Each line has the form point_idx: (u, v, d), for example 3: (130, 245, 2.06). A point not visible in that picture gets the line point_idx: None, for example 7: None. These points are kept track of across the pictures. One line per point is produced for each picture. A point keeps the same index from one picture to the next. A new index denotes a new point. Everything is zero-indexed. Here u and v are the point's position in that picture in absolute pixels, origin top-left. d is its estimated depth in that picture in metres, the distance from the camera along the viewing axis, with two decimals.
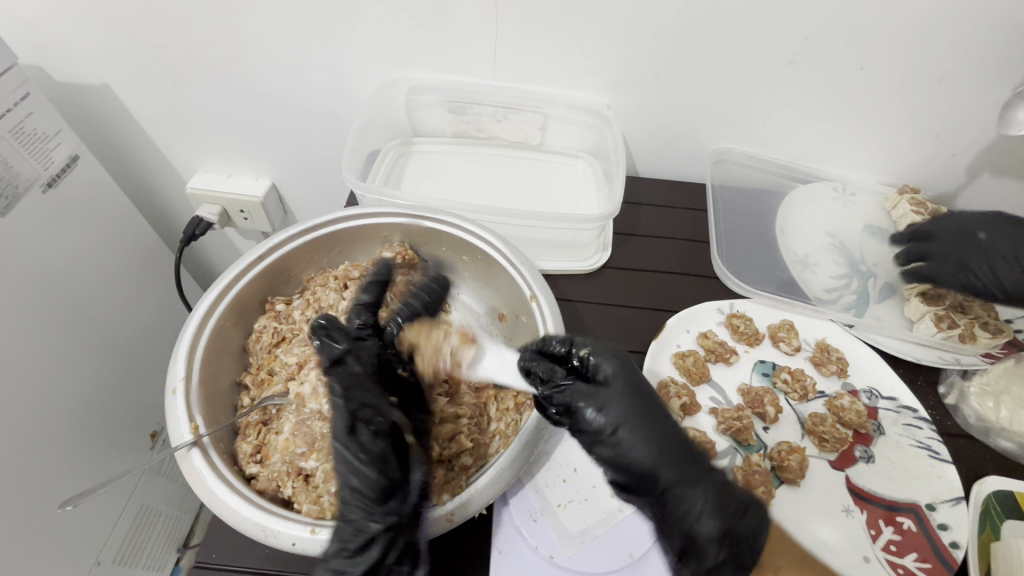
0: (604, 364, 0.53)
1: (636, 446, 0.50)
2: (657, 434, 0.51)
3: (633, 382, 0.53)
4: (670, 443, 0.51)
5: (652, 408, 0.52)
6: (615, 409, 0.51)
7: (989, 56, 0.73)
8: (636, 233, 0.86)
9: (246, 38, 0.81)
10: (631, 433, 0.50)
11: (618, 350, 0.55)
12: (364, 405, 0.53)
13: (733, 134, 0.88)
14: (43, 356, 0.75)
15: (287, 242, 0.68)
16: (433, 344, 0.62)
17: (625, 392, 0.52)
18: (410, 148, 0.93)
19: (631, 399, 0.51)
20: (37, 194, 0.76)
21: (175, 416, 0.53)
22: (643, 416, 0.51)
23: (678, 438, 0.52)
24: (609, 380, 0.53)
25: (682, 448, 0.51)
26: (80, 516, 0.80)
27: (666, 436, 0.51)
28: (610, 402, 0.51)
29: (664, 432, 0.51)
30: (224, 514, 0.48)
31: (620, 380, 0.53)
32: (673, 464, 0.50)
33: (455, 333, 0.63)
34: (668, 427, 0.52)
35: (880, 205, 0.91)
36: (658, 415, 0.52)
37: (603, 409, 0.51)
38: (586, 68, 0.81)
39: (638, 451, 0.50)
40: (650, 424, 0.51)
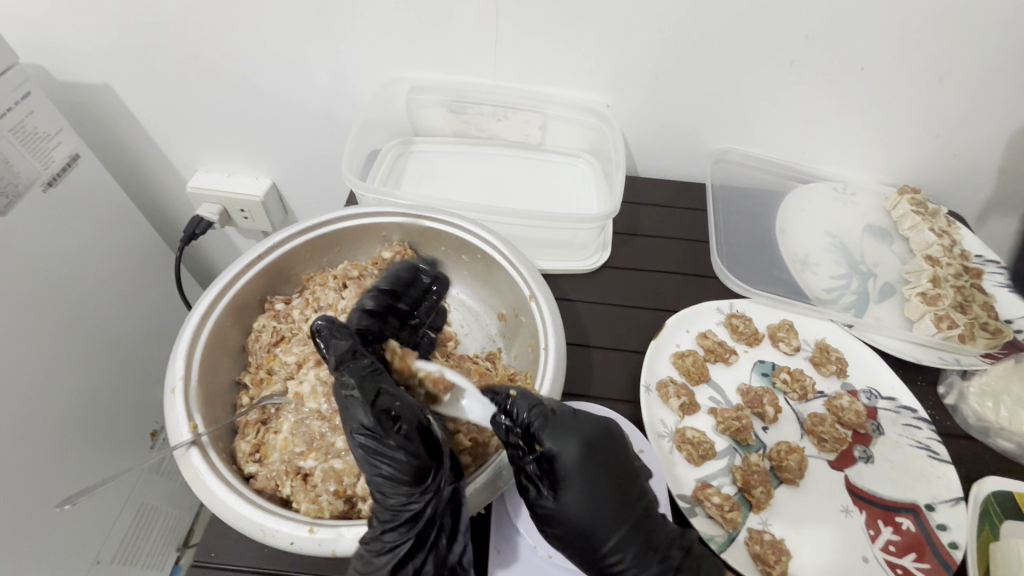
0: (561, 461, 0.51)
1: (575, 547, 0.51)
2: (607, 530, 0.50)
3: (591, 480, 0.51)
4: (620, 547, 0.50)
5: (605, 512, 0.51)
6: (564, 507, 0.51)
7: (990, 56, 0.73)
8: (636, 232, 0.86)
9: (246, 37, 0.81)
10: (576, 531, 0.50)
11: (581, 439, 0.52)
12: (381, 393, 0.51)
13: (733, 134, 0.88)
14: (43, 355, 0.76)
15: (287, 242, 0.69)
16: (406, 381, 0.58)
17: (576, 496, 0.51)
18: (410, 147, 0.93)
19: (582, 503, 0.51)
20: (38, 193, 0.76)
21: (174, 416, 0.53)
22: (591, 519, 0.51)
23: (633, 539, 0.50)
24: (565, 478, 0.51)
25: (637, 549, 0.50)
26: (80, 514, 0.81)
27: (617, 532, 0.51)
28: (561, 503, 0.51)
29: (613, 538, 0.50)
30: (222, 514, 0.48)
31: (572, 484, 0.51)
32: (622, 564, 0.50)
33: (428, 376, 0.57)
34: (622, 528, 0.51)
35: (880, 205, 0.91)
36: (609, 520, 0.51)
37: (552, 511, 0.51)
38: (587, 68, 0.81)
39: (580, 553, 0.51)
40: (599, 528, 0.50)
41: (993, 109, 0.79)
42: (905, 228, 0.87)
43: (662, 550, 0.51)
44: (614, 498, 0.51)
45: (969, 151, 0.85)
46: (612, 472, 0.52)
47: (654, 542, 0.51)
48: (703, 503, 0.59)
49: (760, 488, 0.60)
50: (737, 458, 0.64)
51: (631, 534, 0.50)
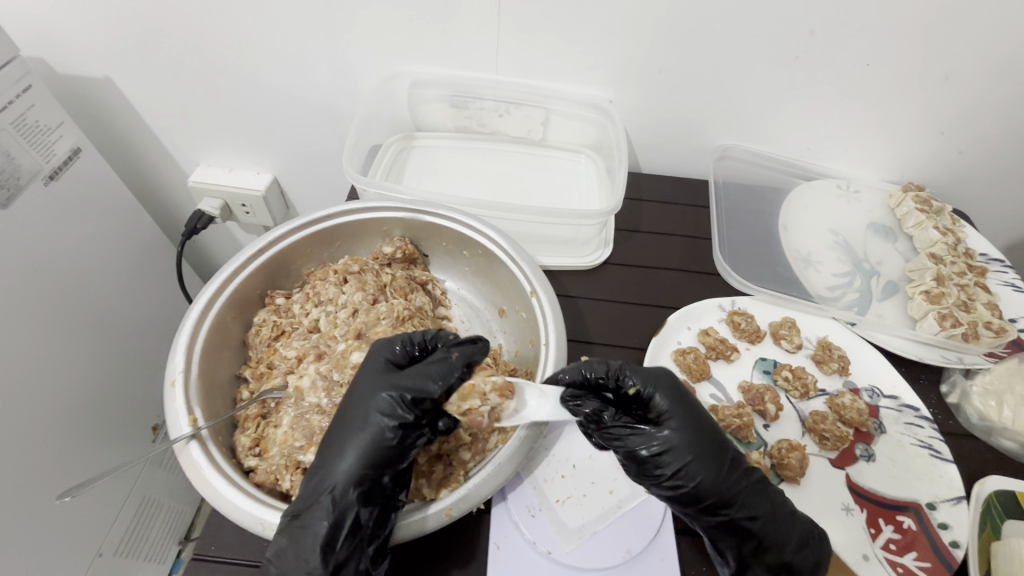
0: (660, 400, 0.52)
1: (697, 482, 0.50)
2: (722, 467, 0.51)
3: (688, 411, 0.52)
4: (733, 472, 0.51)
5: (715, 449, 0.51)
6: (679, 447, 0.50)
7: (995, 54, 0.72)
8: (638, 229, 0.86)
9: (248, 32, 0.81)
10: (697, 469, 0.50)
11: (668, 379, 0.54)
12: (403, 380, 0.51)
13: (736, 131, 0.88)
14: (44, 348, 0.76)
15: (288, 236, 0.69)
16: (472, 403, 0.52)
17: (685, 430, 0.51)
18: (412, 143, 0.93)
19: (690, 430, 0.51)
20: (40, 187, 0.76)
21: (174, 409, 0.53)
22: (705, 453, 0.51)
23: (737, 462, 0.52)
24: (667, 415, 0.52)
25: (743, 473, 0.52)
26: (82, 506, 0.81)
27: (729, 466, 0.51)
28: (673, 441, 0.51)
29: (725, 462, 0.51)
30: (222, 507, 0.48)
31: (679, 419, 0.52)
32: (738, 490, 0.51)
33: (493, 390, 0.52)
34: (729, 453, 0.52)
35: (885, 203, 0.90)
36: (719, 449, 0.51)
37: (663, 449, 0.50)
38: (589, 63, 0.81)
39: (703, 487, 0.50)
40: (713, 456, 0.51)
41: (998, 106, 0.78)
42: (908, 226, 0.86)
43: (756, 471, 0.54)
44: (715, 434, 0.52)
45: (974, 148, 0.84)
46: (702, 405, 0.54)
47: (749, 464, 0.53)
48: None
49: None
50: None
51: (736, 457, 0.52)
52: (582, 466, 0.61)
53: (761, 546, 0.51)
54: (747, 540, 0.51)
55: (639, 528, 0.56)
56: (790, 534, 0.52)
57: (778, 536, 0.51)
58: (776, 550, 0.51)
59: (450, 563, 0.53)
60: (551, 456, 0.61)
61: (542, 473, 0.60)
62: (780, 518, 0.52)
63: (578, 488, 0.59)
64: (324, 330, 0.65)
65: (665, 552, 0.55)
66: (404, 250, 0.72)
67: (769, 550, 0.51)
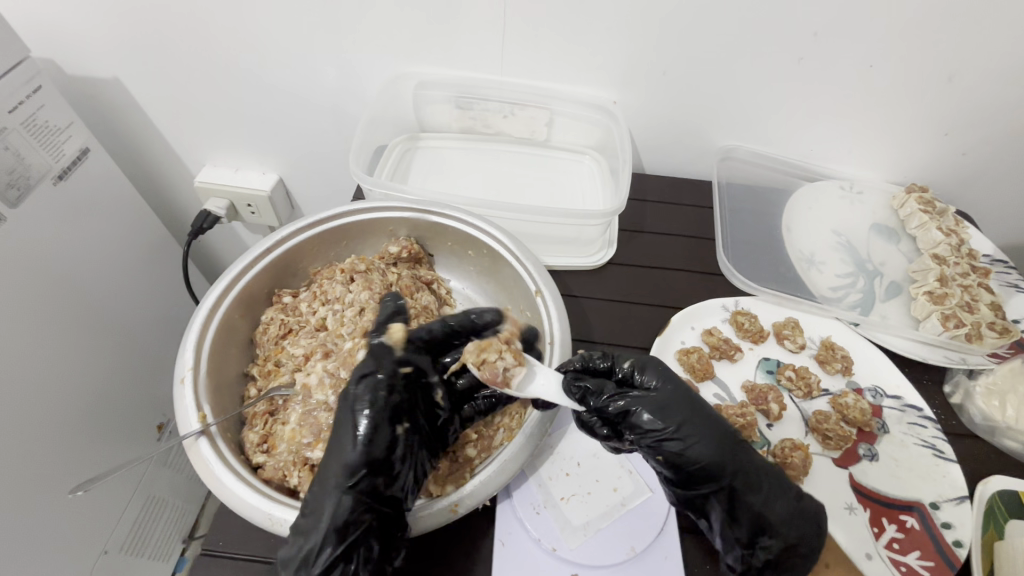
0: (648, 371, 0.55)
1: (698, 439, 0.51)
2: (715, 431, 0.52)
3: (676, 379, 0.55)
4: (728, 430, 0.53)
5: (707, 415, 0.53)
6: (671, 410, 0.52)
7: (999, 55, 0.73)
8: (642, 229, 0.86)
9: (256, 33, 0.82)
10: (691, 431, 0.51)
11: (656, 359, 0.57)
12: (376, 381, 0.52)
13: (740, 132, 0.88)
14: (54, 346, 0.77)
15: (296, 235, 0.69)
16: (486, 360, 0.53)
17: (678, 392, 0.53)
18: (417, 143, 0.94)
19: (683, 394, 0.53)
20: (49, 186, 0.77)
21: (183, 405, 0.53)
22: (696, 416, 0.52)
23: (729, 423, 0.54)
24: (658, 383, 0.54)
25: (736, 433, 0.54)
26: (88, 503, 0.82)
27: (722, 432, 0.52)
28: (665, 406, 0.52)
29: (719, 422, 0.53)
30: (230, 502, 0.49)
31: (670, 384, 0.54)
32: (737, 447, 0.52)
33: (511, 351, 0.54)
34: (719, 415, 0.54)
35: (888, 204, 0.90)
36: (710, 409, 0.54)
37: (661, 411, 0.52)
38: (593, 64, 0.82)
39: (705, 444, 0.51)
40: (707, 415, 0.53)
41: (1001, 107, 0.78)
42: (911, 227, 0.86)
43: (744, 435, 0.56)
44: (706, 405, 0.54)
45: (978, 150, 0.84)
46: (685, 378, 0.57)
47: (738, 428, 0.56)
48: None
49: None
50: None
51: (726, 420, 0.54)
52: (586, 464, 0.61)
53: (766, 507, 0.52)
54: (755, 501, 0.52)
55: (643, 526, 0.56)
56: (788, 493, 0.53)
57: (778, 494, 0.53)
58: (780, 507, 0.52)
59: (455, 559, 0.54)
60: (555, 454, 0.62)
61: (547, 471, 0.60)
62: (776, 475, 0.54)
63: (583, 485, 0.59)
64: (331, 328, 0.65)
65: (669, 550, 0.55)
66: (410, 250, 0.73)
67: (773, 510, 0.52)
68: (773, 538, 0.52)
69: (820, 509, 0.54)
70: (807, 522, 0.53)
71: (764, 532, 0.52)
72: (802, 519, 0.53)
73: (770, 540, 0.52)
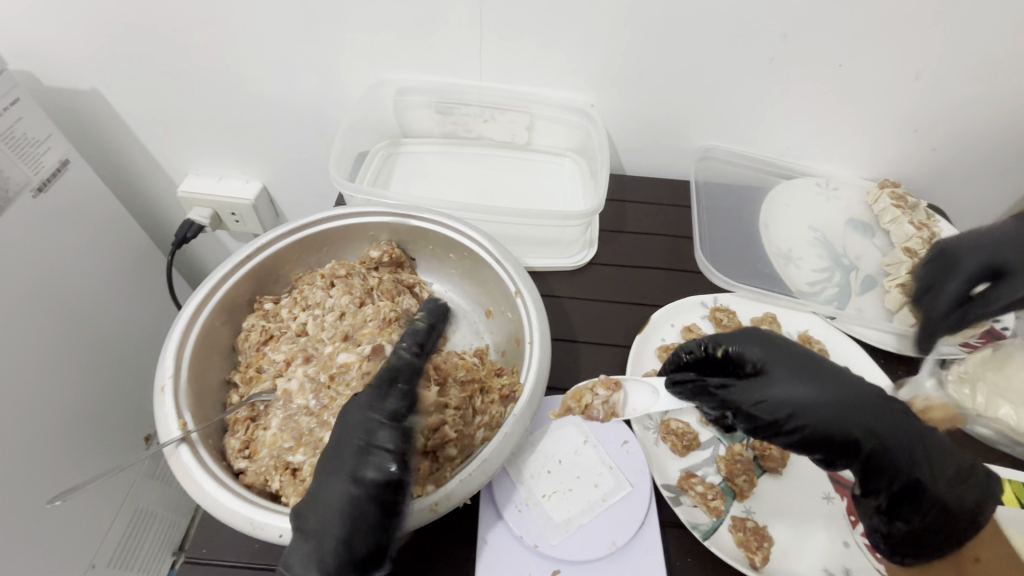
0: (752, 350, 0.56)
1: (813, 422, 0.51)
2: (833, 406, 0.51)
3: (793, 354, 0.54)
4: (863, 407, 0.51)
5: (822, 389, 0.52)
6: (782, 393, 0.52)
7: (961, 53, 0.75)
8: (622, 229, 0.87)
9: (235, 43, 0.82)
10: (804, 413, 0.51)
11: (755, 334, 0.57)
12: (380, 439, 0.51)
13: (717, 131, 0.90)
14: (39, 358, 0.77)
15: (275, 243, 0.70)
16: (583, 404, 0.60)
17: (789, 371, 0.53)
18: (399, 148, 0.94)
19: (799, 374, 0.53)
20: (28, 199, 0.77)
21: (163, 413, 0.54)
22: (808, 395, 0.51)
23: (869, 395, 0.52)
24: (771, 360, 0.54)
25: (874, 406, 0.52)
26: (72, 516, 0.80)
27: (842, 405, 0.51)
28: (775, 389, 0.52)
29: (850, 399, 0.51)
30: (211, 507, 0.49)
31: (776, 362, 0.54)
32: (871, 427, 0.51)
33: (599, 384, 0.60)
34: (853, 388, 0.52)
35: (862, 200, 0.92)
36: (827, 384, 0.52)
37: (771, 398, 0.52)
38: (571, 68, 0.83)
39: (821, 425, 0.51)
40: (833, 394, 0.51)
41: (967, 104, 0.80)
42: (885, 222, 0.88)
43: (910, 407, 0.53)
44: (825, 376, 0.52)
45: (947, 145, 0.87)
46: (803, 349, 0.55)
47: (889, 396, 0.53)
48: (687, 492, 0.60)
49: (761, 551, 0.55)
50: (735, 512, 0.60)
51: (867, 392, 0.52)
52: (567, 461, 0.62)
53: (927, 485, 0.51)
54: (909, 479, 0.51)
55: (624, 520, 0.57)
56: (931, 458, 0.51)
57: (906, 462, 0.51)
58: (936, 475, 0.51)
59: (436, 558, 0.54)
60: (537, 452, 0.62)
61: (529, 469, 0.61)
62: (932, 454, 0.52)
63: (565, 482, 0.60)
64: (312, 333, 0.65)
65: (650, 543, 0.56)
66: (391, 255, 0.74)
67: (933, 477, 0.51)
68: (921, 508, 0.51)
69: (985, 481, 0.51)
70: (974, 501, 0.50)
71: (906, 503, 0.52)
72: (955, 507, 0.50)
73: (912, 512, 0.52)
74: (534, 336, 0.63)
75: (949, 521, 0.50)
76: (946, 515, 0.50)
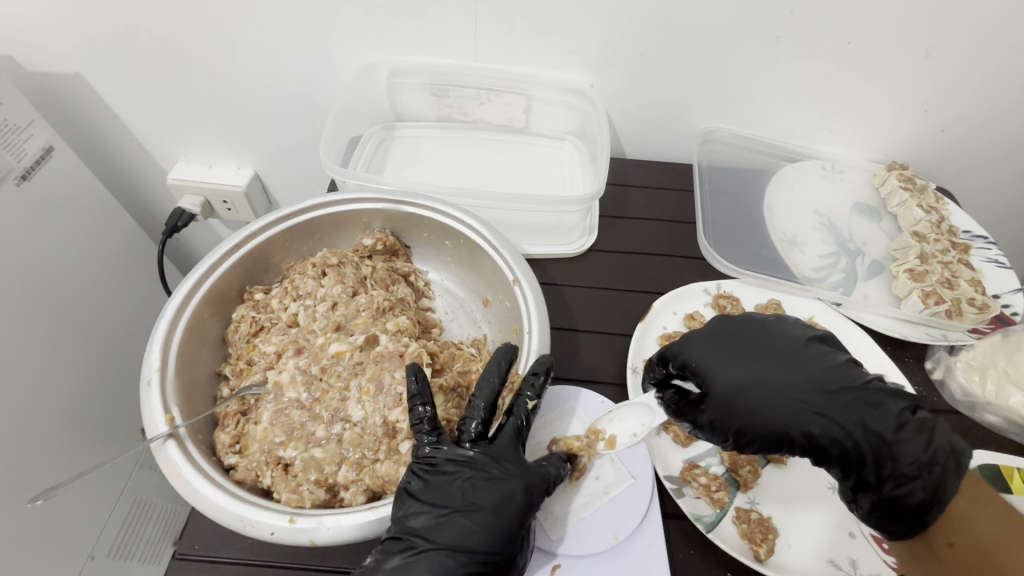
0: (697, 357, 0.57)
1: (758, 429, 0.53)
2: (776, 411, 0.53)
3: (731, 355, 0.56)
4: (804, 404, 0.53)
5: (763, 396, 0.53)
6: (725, 403, 0.54)
7: (977, 29, 0.72)
8: (623, 215, 0.85)
9: (221, 25, 0.79)
10: (747, 420, 0.53)
11: (701, 337, 0.58)
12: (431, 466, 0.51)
13: (721, 113, 0.87)
14: (29, 350, 0.75)
15: (266, 230, 0.67)
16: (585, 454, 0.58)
17: (730, 380, 0.54)
18: (393, 133, 0.91)
19: (737, 375, 0.54)
20: (12, 187, 0.74)
21: (151, 407, 0.52)
22: (751, 403, 0.53)
23: (815, 391, 0.53)
24: (708, 363, 0.56)
25: (818, 401, 0.53)
26: (68, 509, 0.79)
27: (786, 407, 0.53)
28: (719, 399, 0.54)
29: (791, 400, 0.53)
30: (201, 505, 0.48)
31: (720, 371, 0.55)
32: (816, 426, 0.52)
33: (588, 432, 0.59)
34: (791, 385, 0.54)
35: (870, 182, 0.90)
36: (770, 388, 0.54)
37: (716, 408, 0.54)
38: (569, 48, 0.80)
39: (764, 431, 0.53)
40: (776, 397, 0.53)
41: (979, 82, 0.78)
42: (893, 206, 0.86)
43: (864, 392, 0.53)
44: (766, 381, 0.54)
45: (957, 125, 0.84)
46: (747, 348, 0.57)
47: (837, 387, 0.54)
48: (690, 484, 0.59)
49: (765, 544, 0.54)
50: (739, 503, 0.58)
51: (810, 389, 0.53)
52: None
53: (880, 476, 0.51)
54: (866, 472, 0.52)
55: (625, 513, 0.56)
56: (888, 445, 0.51)
57: (857, 457, 0.52)
58: (895, 462, 0.51)
59: None
60: (536, 446, 0.61)
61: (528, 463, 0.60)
62: (886, 442, 0.51)
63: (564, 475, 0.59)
64: (302, 324, 0.63)
65: (652, 537, 0.55)
66: (385, 242, 0.72)
67: (891, 463, 0.51)
68: (882, 497, 0.52)
69: (960, 457, 0.50)
70: (923, 494, 0.49)
71: (864, 490, 0.53)
72: (906, 493, 0.50)
73: (864, 500, 0.53)
74: (531, 324, 0.61)
75: (903, 509, 0.50)
76: (893, 508, 0.51)
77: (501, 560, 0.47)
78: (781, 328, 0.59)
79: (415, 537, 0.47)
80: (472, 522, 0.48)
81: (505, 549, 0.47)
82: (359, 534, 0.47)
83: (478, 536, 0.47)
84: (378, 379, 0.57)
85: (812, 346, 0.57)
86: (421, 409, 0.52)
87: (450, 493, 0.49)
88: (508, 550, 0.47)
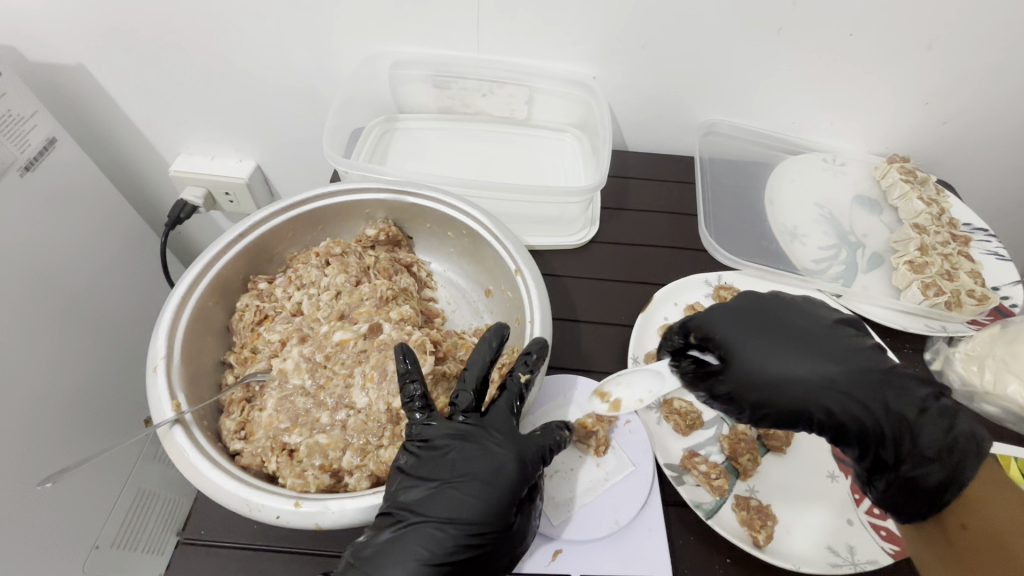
0: (723, 333, 0.57)
1: (779, 405, 0.53)
2: (800, 388, 0.53)
3: (756, 332, 0.57)
4: (829, 382, 0.53)
5: (786, 372, 0.54)
6: (749, 378, 0.54)
7: (979, 22, 0.72)
8: (624, 207, 0.85)
9: (222, 16, 0.79)
10: (770, 395, 0.53)
11: (726, 314, 0.59)
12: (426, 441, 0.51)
13: (722, 105, 0.87)
14: (32, 339, 0.75)
15: (270, 220, 0.68)
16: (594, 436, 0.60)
17: (754, 355, 0.55)
18: (395, 125, 0.91)
19: (761, 352, 0.55)
20: (15, 178, 0.74)
21: (157, 393, 0.53)
22: (774, 378, 0.54)
23: (840, 371, 0.54)
24: (732, 339, 0.56)
25: (842, 381, 0.53)
26: (72, 497, 0.80)
27: (810, 385, 0.53)
28: (742, 375, 0.55)
29: (816, 378, 0.53)
30: (209, 490, 0.48)
31: (745, 347, 0.56)
32: (838, 405, 0.53)
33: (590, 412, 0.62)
34: (817, 364, 0.54)
35: (870, 174, 0.90)
36: (795, 365, 0.54)
37: (738, 382, 0.55)
38: (570, 41, 0.80)
39: (786, 407, 0.53)
40: (800, 374, 0.54)
41: (981, 75, 0.78)
42: (894, 198, 0.86)
43: (889, 375, 0.54)
44: (790, 357, 0.55)
45: (959, 117, 0.84)
46: (774, 326, 0.57)
47: (863, 368, 0.54)
48: (691, 471, 0.59)
49: (764, 530, 0.55)
50: (738, 490, 0.59)
51: (836, 368, 0.54)
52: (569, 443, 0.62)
53: (897, 456, 0.52)
54: (884, 452, 0.52)
55: (626, 499, 0.57)
56: (911, 427, 0.52)
57: (877, 437, 0.52)
58: (913, 444, 0.51)
59: None
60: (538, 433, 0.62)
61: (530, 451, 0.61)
62: (905, 425, 0.52)
63: (567, 462, 0.60)
64: (307, 312, 0.64)
65: (652, 523, 0.56)
66: (387, 232, 0.72)
67: (910, 445, 0.51)
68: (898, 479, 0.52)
69: (974, 445, 0.50)
70: (940, 477, 0.50)
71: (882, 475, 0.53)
72: (923, 476, 0.51)
73: (880, 483, 0.53)
74: (534, 311, 0.62)
75: (918, 492, 0.51)
76: (907, 489, 0.51)
77: (494, 532, 0.48)
78: (808, 310, 0.59)
79: (405, 512, 0.48)
80: (471, 498, 0.48)
81: (496, 521, 0.48)
82: (363, 517, 0.48)
83: (471, 509, 0.48)
84: (382, 366, 0.57)
85: (838, 329, 0.57)
86: (411, 386, 0.53)
87: (441, 467, 0.50)
88: (502, 522, 0.48)
